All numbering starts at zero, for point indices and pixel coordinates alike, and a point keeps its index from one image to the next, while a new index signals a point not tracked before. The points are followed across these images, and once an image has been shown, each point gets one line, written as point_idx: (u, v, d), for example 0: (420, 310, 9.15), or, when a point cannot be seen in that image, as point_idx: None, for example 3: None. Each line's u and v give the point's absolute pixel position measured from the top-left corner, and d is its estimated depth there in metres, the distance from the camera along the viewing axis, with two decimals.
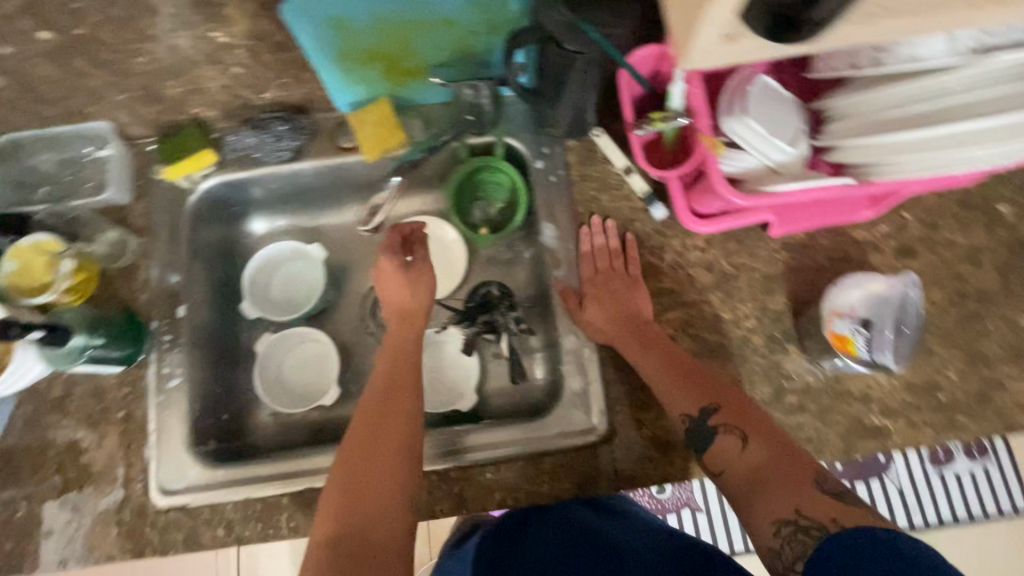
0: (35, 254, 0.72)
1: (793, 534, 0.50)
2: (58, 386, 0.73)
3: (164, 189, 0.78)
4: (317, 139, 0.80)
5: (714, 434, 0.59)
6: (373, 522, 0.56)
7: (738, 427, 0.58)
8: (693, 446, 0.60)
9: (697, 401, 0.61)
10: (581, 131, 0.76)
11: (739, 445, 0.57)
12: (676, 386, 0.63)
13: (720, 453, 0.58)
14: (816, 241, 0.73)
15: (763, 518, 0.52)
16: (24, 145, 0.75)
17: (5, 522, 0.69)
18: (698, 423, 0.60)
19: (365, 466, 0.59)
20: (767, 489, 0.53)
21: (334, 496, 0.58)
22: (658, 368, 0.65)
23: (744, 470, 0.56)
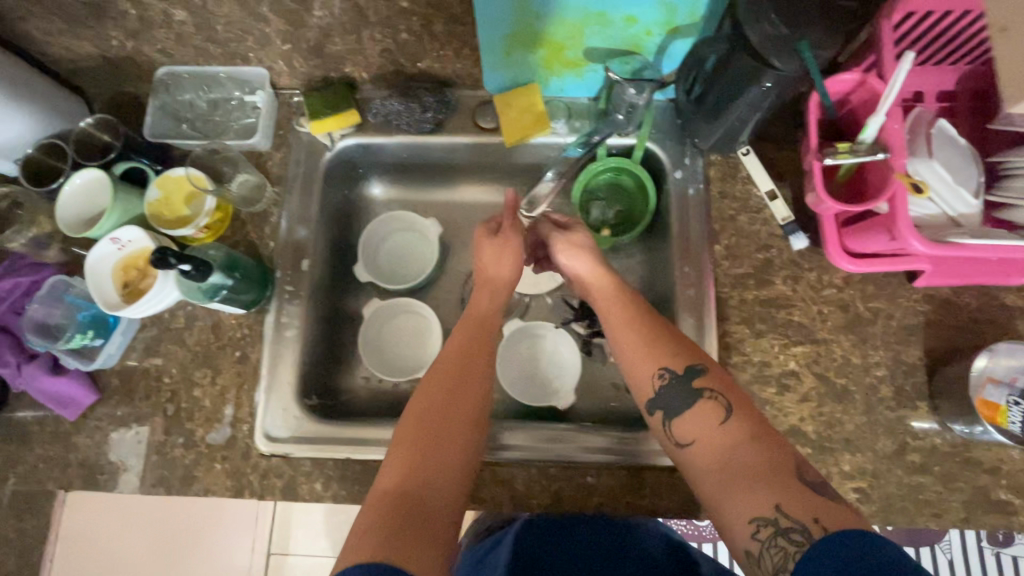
0: (177, 186, 0.74)
1: (772, 537, 0.46)
2: (181, 318, 0.74)
3: (303, 142, 0.79)
4: (457, 115, 0.79)
5: (695, 400, 0.56)
6: (439, 456, 0.53)
7: (723, 397, 0.55)
8: (665, 411, 0.57)
9: (682, 362, 0.58)
10: (728, 147, 0.74)
11: (720, 418, 0.54)
12: (649, 345, 0.60)
13: (695, 424, 0.55)
14: (962, 299, 0.70)
15: (733, 516, 0.49)
16: (181, 80, 0.77)
17: (117, 438, 0.71)
18: (677, 380, 0.58)
19: (447, 400, 0.56)
20: (733, 478, 0.50)
21: (407, 426, 0.54)
22: (632, 334, 0.62)
23: (717, 449, 0.52)
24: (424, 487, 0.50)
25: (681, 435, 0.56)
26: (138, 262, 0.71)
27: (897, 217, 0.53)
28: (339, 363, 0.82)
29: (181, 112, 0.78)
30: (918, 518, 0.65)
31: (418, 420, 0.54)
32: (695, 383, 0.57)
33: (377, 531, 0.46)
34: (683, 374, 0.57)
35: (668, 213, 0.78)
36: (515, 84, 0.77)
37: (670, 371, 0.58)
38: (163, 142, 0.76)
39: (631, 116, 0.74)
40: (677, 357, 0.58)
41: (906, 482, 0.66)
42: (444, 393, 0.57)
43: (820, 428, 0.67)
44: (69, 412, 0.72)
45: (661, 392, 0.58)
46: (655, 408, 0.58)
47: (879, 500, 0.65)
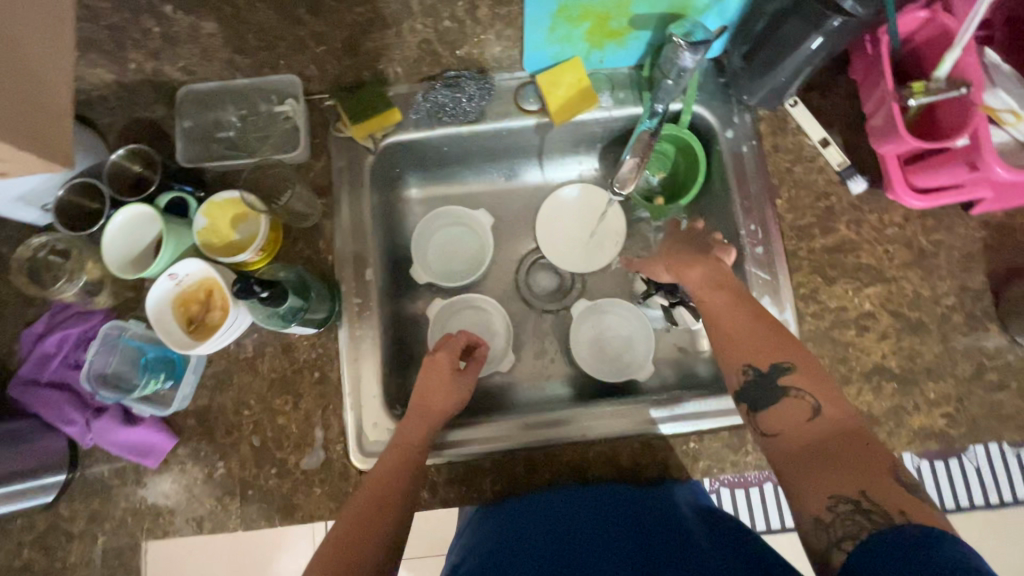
0: (225, 211, 0.71)
1: (850, 514, 0.44)
2: (249, 346, 0.72)
3: (343, 147, 0.76)
4: (498, 101, 0.77)
5: (783, 395, 0.55)
6: (378, 522, 0.58)
7: (812, 394, 0.54)
8: (752, 402, 0.56)
9: (768, 356, 0.57)
10: (776, 101, 0.75)
11: (808, 415, 0.53)
12: (735, 337, 0.60)
13: (780, 416, 0.54)
14: (1015, 220, 0.72)
15: (812, 495, 0.47)
16: (211, 98, 0.73)
17: (205, 479, 0.69)
18: (761, 376, 0.57)
19: (384, 484, 0.61)
20: (815, 466, 0.49)
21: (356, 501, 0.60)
22: (716, 324, 0.62)
23: (802, 439, 0.52)
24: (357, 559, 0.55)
25: (765, 427, 0.55)
26: (197, 296, 0.68)
27: (980, 146, 0.56)
28: (410, 369, 0.81)
29: (212, 131, 0.74)
30: (1004, 432, 0.68)
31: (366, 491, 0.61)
32: (781, 378, 0.56)
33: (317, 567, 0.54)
34: (767, 370, 0.57)
35: (724, 173, 0.78)
36: (557, 61, 0.75)
37: (754, 367, 0.57)
38: (198, 166, 0.72)
39: (680, 82, 0.71)
40: (785, 349, 0.57)
41: (988, 400, 0.69)
42: (371, 496, 0.60)
43: (902, 362, 0.70)
44: (152, 459, 0.69)
45: (745, 386, 0.57)
46: (740, 400, 0.58)
47: (966, 421, 0.68)
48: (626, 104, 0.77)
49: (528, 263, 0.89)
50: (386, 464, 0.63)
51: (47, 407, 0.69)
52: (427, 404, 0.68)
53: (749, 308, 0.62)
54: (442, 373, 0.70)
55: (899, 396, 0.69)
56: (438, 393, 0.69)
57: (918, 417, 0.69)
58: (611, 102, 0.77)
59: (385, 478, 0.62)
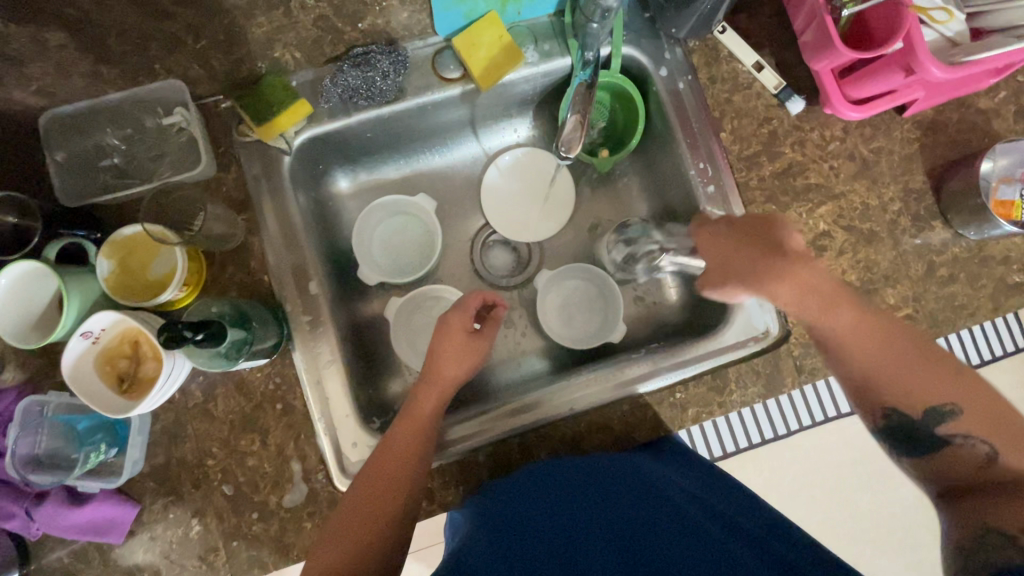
0: (131, 249, 0.62)
1: (998, 545, 0.47)
2: (197, 391, 0.65)
3: (253, 152, 0.67)
4: (416, 73, 0.70)
5: (943, 443, 0.56)
6: (382, 507, 0.57)
7: (987, 436, 0.54)
8: (907, 434, 0.58)
9: (941, 385, 0.56)
10: (704, 30, 0.72)
11: (993, 447, 0.53)
12: (918, 360, 0.58)
13: (947, 465, 0.56)
14: (944, 115, 0.74)
15: (975, 519, 0.50)
16: (79, 121, 0.62)
17: (182, 541, 0.63)
18: (916, 408, 0.57)
19: (388, 472, 0.59)
20: (994, 509, 0.50)
21: (364, 484, 0.58)
22: (897, 354, 0.58)
23: (981, 478, 0.53)
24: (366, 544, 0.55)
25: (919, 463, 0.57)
26: (123, 350, 0.60)
27: (915, 47, 0.54)
28: (380, 375, 0.76)
29: (93, 161, 0.64)
30: (960, 322, 0.71)
31: (368, 475, 0.59)
32: (944, 422, 0.56)
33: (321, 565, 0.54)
34: (951, 400, 0.56)
35: (663, 113, 0.75)
36: (471, 20, 0.69)
37: (928, 398, 0.56)
38: (86, 203, 0.62)
39: (605, 23, 0.66)
40: (950, 372, 0.57)
41: (942, 295, 0.72)
42: (347, 531, 0.56)
43: (861, 274, 0.71)
44: (115, 535, 0.62)
45: (899, 422, 0.58)
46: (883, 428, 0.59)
47: (925, 318, 0.71)
48: (553, 57, 0.72)
49: (481, 242, 0.84)
50: (363, 484, 0.58)
51: None
52: (411, 425, 0.62)
53: (913, 331, 0.59)
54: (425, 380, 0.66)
55: None
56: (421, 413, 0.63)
57: None
58: (537, 56, 0.72)
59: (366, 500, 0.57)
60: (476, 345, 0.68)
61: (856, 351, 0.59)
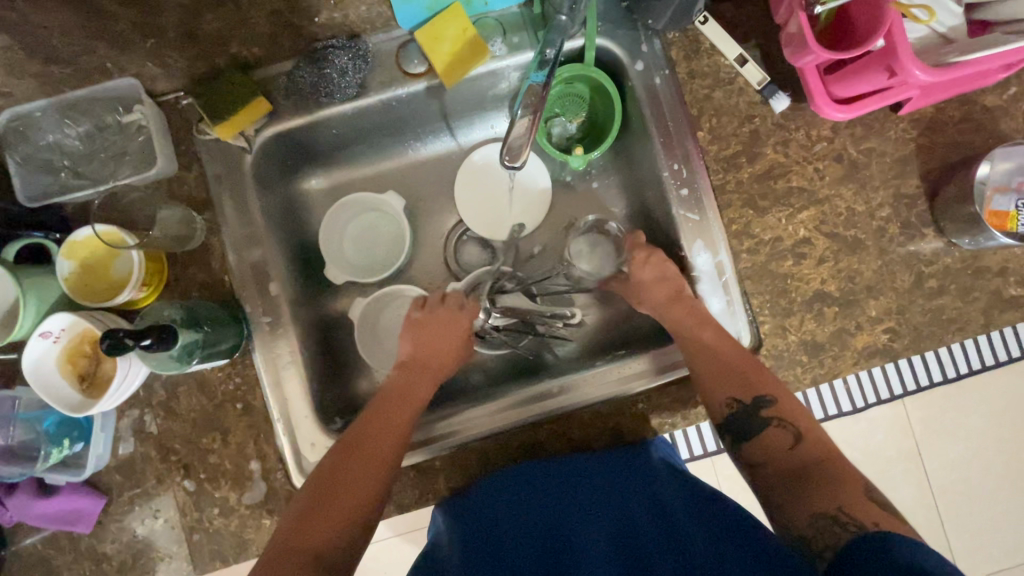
0: (92, 251, 0.63)
1: (829, 526, 0.48)
2: (161, 389, 0.66)
3: (214, 151, 0.66)
4: (380, 68, 0.68)
5: (766, 425, 0.59)
6: (354, 469, 0.58)
7: (793, 423, 0.58)
8: (737, 434, 0.60)
9: (750, 391, 0.60)
10: (684, 21, 0.67)
11: (791, 442, 0.57)
12: (725, 368, 0.62)
13: (765, 448, 0.58)
14: (945, 113, 0.68)
15: (799, 512, 0.51)
16: (36, 121, 0.62)
17: (147, 532, 0.65)
18: (745, 407, 0.60)
19: (371, 445, 0.60)
20: (805, 487, 0.53)
21: (337, 458, 0.59)
22: (718, 363, 0.62)
23: (786, 467, 0.56)
24: (339, 511, 0.55)
25: (747, 455, 0.59)
26: (82, 350, 0.61)
27: (895, 49, 0.50)
28: (347, 374, 0.75)
29: (54, 161, 0.64)
30: (947, 338, 0.67)
31: (346, 447, 0.59)
32: (766, 409, 0.60)
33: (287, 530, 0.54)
34: (754, 403, 0.60)
35: (640, 110, 0.71)
36: (436, 11, 0.66)
37: (739, 400, 0.60)
38: (47, 203, 0.63)
39: (575, 15, 0.63)
40: (743, 386, 0.61)
41: (928, 308, 0.68)
42: (334, 502, 0.56)
43: (842, 285, 0.68)
44: (83, 525, 0.65)
45: (732, 418, 0.60)
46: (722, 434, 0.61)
47: (909, 332, 0.67)
48: (522, 50, 0.69)
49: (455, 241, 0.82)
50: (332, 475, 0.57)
51: None
52: (388, 418, 0.62)
53: (742, 351, 0.63)
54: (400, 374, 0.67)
55: (841, 320, 0.67)
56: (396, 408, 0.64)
57: (861, 336, 0.67)
58: (505, 50, 0.68)
59: (338, 489, 0.56)
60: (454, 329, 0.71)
61: (706, 360, 0.62)
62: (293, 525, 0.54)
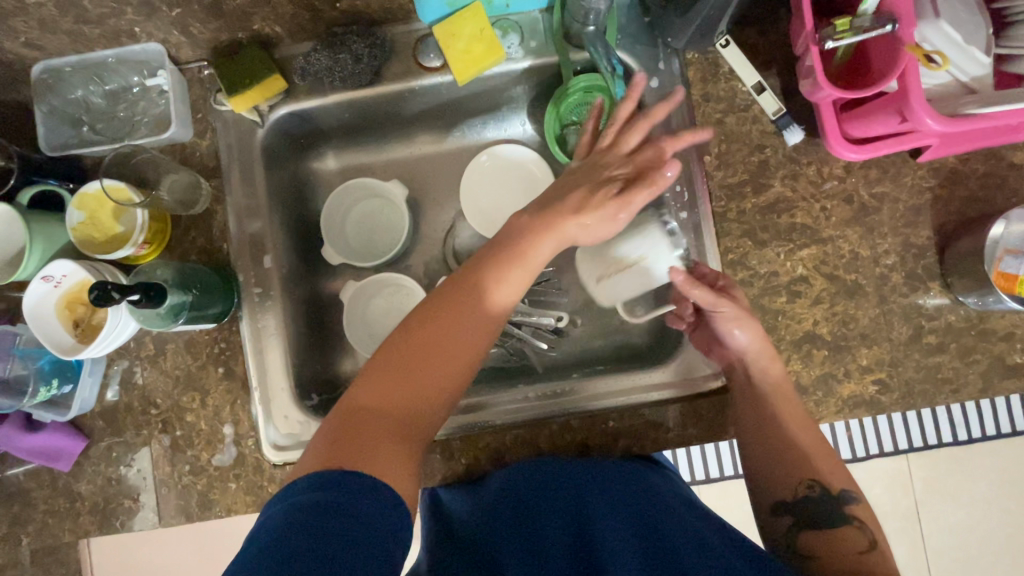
0: (99, 203, 0.66)
1: None
2: (150, 344, 0.69)
3: (228, 122, 0.69)
4: (396, 59, 0.69)
5: (845, 520, 0.54)
6: (467, 333, 0.54)
7: (873, 530, 0.53)
8: (807, 518, 0.55)
9: (838, 481, 0.56)
10: (704, 41, 0.66)
11: (862, 547, 0.52)
12: (797, 452, 0.58)
13: (829, 539, 0.53)
14: (968, 165, 0.65)
15: None
16: (64, 76, 0.66)
17: (120, 478, 0.68)
18: (826, 497, 0.56)
19: (477, 304, 0.55)
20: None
21: (446, 313, 0.54)
22: (795, 440, 0.58)
23: (849, 565, 0.51)
24: (440, 369, 0.53)
25: (805, 543, 0.54)
26: (81, 297, 0.63)
27: (908, 93, 0.48)
28: (331, 354, 0.77)
29: (79, 115, 0.68)
30: (939, 398, 0.65)
31: (453, 304, 0.54)
32: (843, 506, 0.55)
33: (394, 382, 0.51)
34: (834, 494, 0.56)
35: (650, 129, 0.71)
36: (455, 8, 0.66)
37: (820, 486, 0.56)
38: (66, 154, 0.67)
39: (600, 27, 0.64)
40: (826, 472, 0.57)
41: (924, 365, 0.65)
42: (445, 358, 0.53)
43: (835, 329, 0.66)
44: (63, 463, 0.68)
45: (806, 502, 0.56)
46: (783, 511, 0.56)
47: (899, 387, 0.65)
48: (538, 55, 0.69)
49: (455, 234, 0.79)
50: (423, 342, 0.53)
51: None
52: (488, 289, 0.56)
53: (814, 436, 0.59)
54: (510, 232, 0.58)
55: (829, 364, 0.65)
56: (499, 277, 0.56)
57: (848, 385, 0.65)
58: (520, 54, 0.69)
59: (425, 359, 0.52)
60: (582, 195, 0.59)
61: (785, 428, 0.59)
62: (397, 369, 0.52)
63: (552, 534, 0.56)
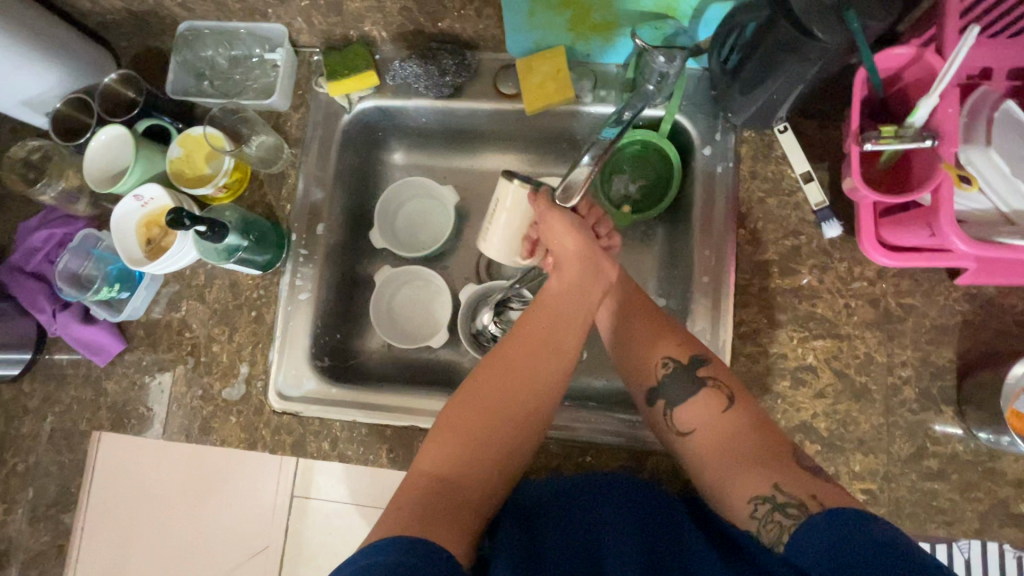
0: (198, 146, 0.76)
1: (770, 511, 0.49)
2: (201, 276, 0.77)
3: (322, 103, 0.78)
4: (478, 79, 0.77)
5: (701, 385, 0.58)
6: (520, 398, 0.57)
7: (727, 386, 0.57)
8: (669, 393, 0.59)
9: (687, 350, 0.60)
10: (762, 124, 0.69)
11: (723, 406, 0.56)
12: (649, 330, 0.62)
13: (701, 407, 0.57)
14: (1007, 299, 0.64)
15: (734, 496, 0.52)
16: (201, 36, 0.77)
17: (142, 384, 0.76)
18: (681, 368, 0.59)
19: (519, 371, 0.58)
20: (732, 463, 0.53)
21: (492, 376, 0.59)
22: (641, 334, 0.62)
23: (720, 433, 0.55)
24: (494, 436, 0.56)
25: (682, 422, 0.58)
26: (159, 219, 0.73)
27: (939, 210, 0.50)
28: (353, 327, 0.82)
29: (203, 71, 0.79)
30: (929, 526, 0.62)
31: (497, 370, 0.59)
32: (699, 370, 0.59)
33: (448, 445, 0.55)
34: (687, 363, 0.59)
35: (694, 192, 0.74)
36: (540, 47, 0.73)
37: (674, 361, 0.60)
38: (185, 100, 0.78)
39: (662, 87, 0.68)
40: (677, 347, 0.60)
41: (919, 487, 0.63)
42: (498, 419, 0.56)
43: (833, 426, 0.65)
44: (101, 358, 0.76)
45: (667, 379, 0.60)
46: (657, 398, 0.60)
47: (888, 503, 0.63)
48: (605, 103, 0.75)
49: None
50: (481, 406, 0.57)
51: (25, 295, 0.77)
52: (532, 353, 0.60)
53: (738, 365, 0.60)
54: (557, 298, 0.63)
55: (819, 460, 0.64)
56: (538, 339, 0.60)
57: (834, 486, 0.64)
58: (590, 97, 0.75)
59: (484, 427, 0.56)
60: (601, 274, 0.65)
61: (629, 337, 0.63)
62: (453, 429, 0.56)
63: (557, 549, 0.53)
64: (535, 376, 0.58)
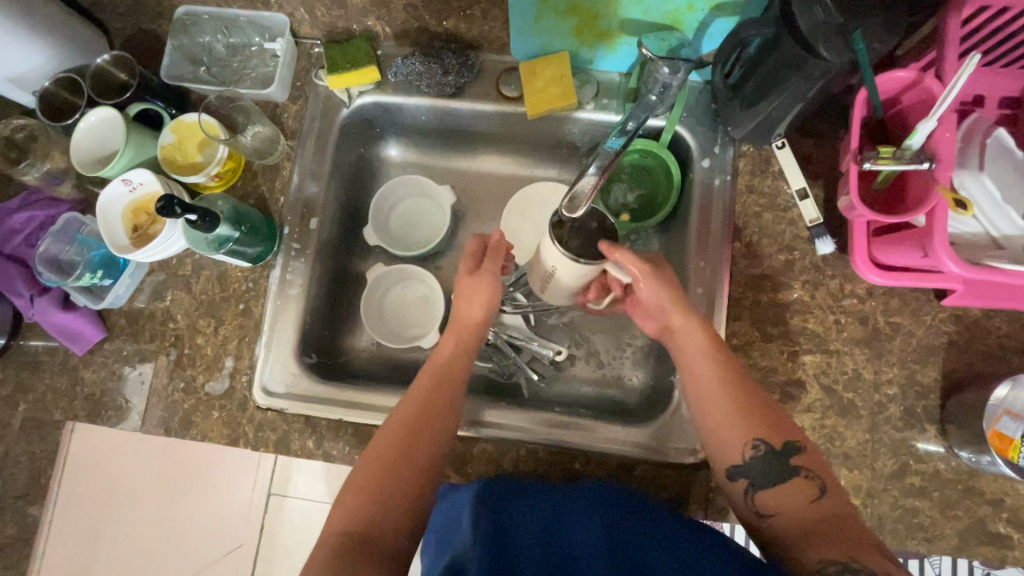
0: (191, 133, 0.74)
1: (840, 573, 0.46)
2: (188, 265, 0.75)
3: (321, 96, 0.77)
4: (481, 81, 0.76)
5: (792, 473, 0.54)
6: (419, 444, 0.57)
7: (816, 473, 0.54)
8: (753, 476, 0.55)
9: (782, 434, 0.55)
10: (762, 139, 0.70)
11: (813, 495, 0.53)
12: (733, 407, 0.56)
13: (786, 491, 0.53)
14: (991, 322, 0.66)
15: (803, 559, 0.48)
16: (199, 22, 0.76)
17: (121, 375, 0.73)
18: (774, 452, 0.55)
19: (417, 421, 0.58)
20: (813, 536, 0.49)
21: (392, 425, 0.58)
22: (716, 384, 0.58)
23: (804, 515, 0.51)
24: (399, 485, 0.54)
25: (764, 504, 0.54)
26: (147, 206, 0.71)
27: (933, 232, 0.51)
28: (342, 325, 0.81)
29: (199, 56, 0.77)
30: (909, 543, 0.63)
31: (403, 418, 0.58)
32: (792, 457, 0.54)
33: (353, 500, 0.53)
34: (780, 449, 0.55)
35: (691, 203, 0.75)
36: (545, 52, 0.73)
37: (765, 444, 0.55)
38: (179, 85, 0.76)
39: (665, 98, 0.68)
40: (770, 428, 0.55)
41: (901, 504, 0.64)
42: (404, 466, 0.55)
43: (819, 440, 0.65)
44: (79, 346, 0.74)
45: (750, 461, 0.55)
46: (739, 476, 0.55)
47: (871, 518, 0.64)
48: (607, 111, 0.75)
49: None
50: (383, 453, 0.55)
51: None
52: (426, 398, 0.60)
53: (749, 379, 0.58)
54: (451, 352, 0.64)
55: None
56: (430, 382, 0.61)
57: None
58: (591, 105, 0.75)
59: (389, 474, 0.54)
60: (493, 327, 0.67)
61: (697, 398, 0.58)
62: (363, 483, 0.54)
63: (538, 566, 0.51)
64: (432, 420, 0.58)
